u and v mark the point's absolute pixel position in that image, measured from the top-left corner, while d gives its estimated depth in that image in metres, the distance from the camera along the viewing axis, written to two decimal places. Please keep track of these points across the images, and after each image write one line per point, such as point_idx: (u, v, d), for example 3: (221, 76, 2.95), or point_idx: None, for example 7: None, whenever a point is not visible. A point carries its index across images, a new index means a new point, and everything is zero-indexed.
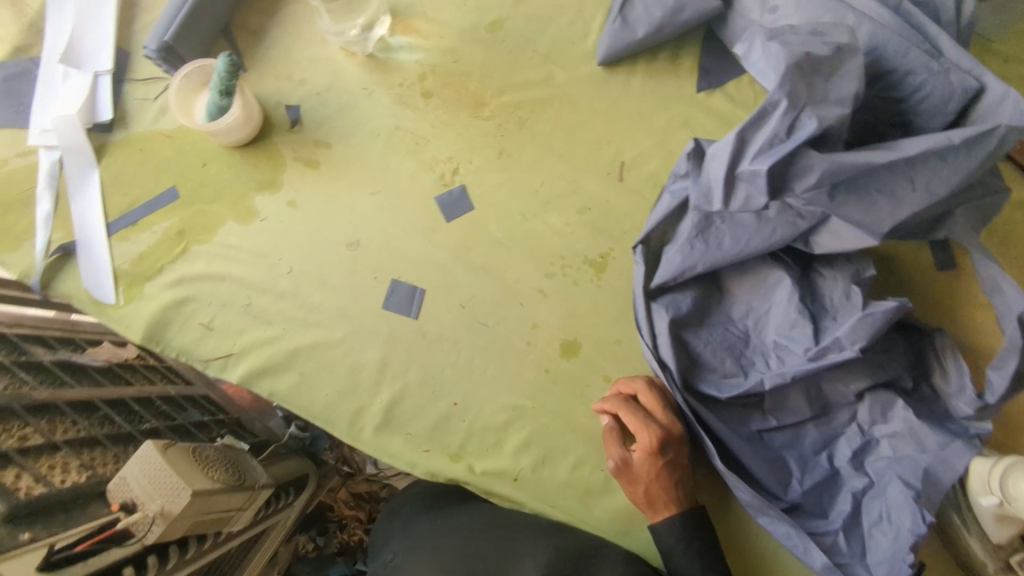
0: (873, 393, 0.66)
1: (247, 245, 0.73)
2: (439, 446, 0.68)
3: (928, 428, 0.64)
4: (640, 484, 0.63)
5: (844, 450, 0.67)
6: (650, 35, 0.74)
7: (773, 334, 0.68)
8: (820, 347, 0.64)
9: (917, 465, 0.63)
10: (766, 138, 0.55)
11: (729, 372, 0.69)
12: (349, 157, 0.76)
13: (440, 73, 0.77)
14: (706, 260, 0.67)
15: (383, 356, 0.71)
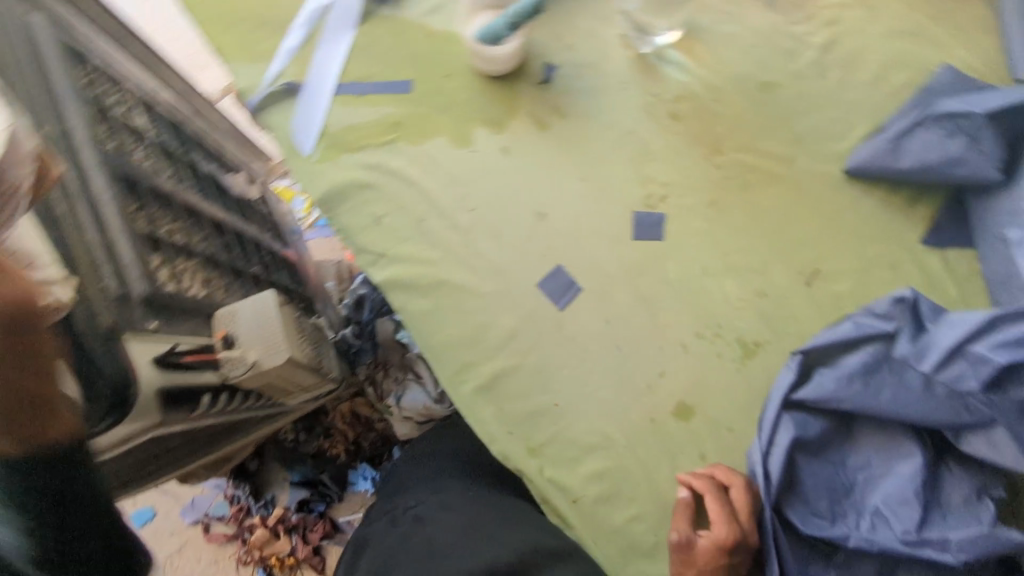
0: None
1: (447, 166, 0.73)
2: (523, 435, 0.70)
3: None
4: (693, 567, 0.64)
5: None
6: (911, 171, 0.73)
7: (877, 501, 0.68)
8: (920, 537, 0.65)
9: None
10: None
11: (820, 512, 0.68)
12: (575, 135, 0.75)
13: (696, 104, 0.76)
14: (858, 403, 0.66)
15: (515, 329, 0.71)
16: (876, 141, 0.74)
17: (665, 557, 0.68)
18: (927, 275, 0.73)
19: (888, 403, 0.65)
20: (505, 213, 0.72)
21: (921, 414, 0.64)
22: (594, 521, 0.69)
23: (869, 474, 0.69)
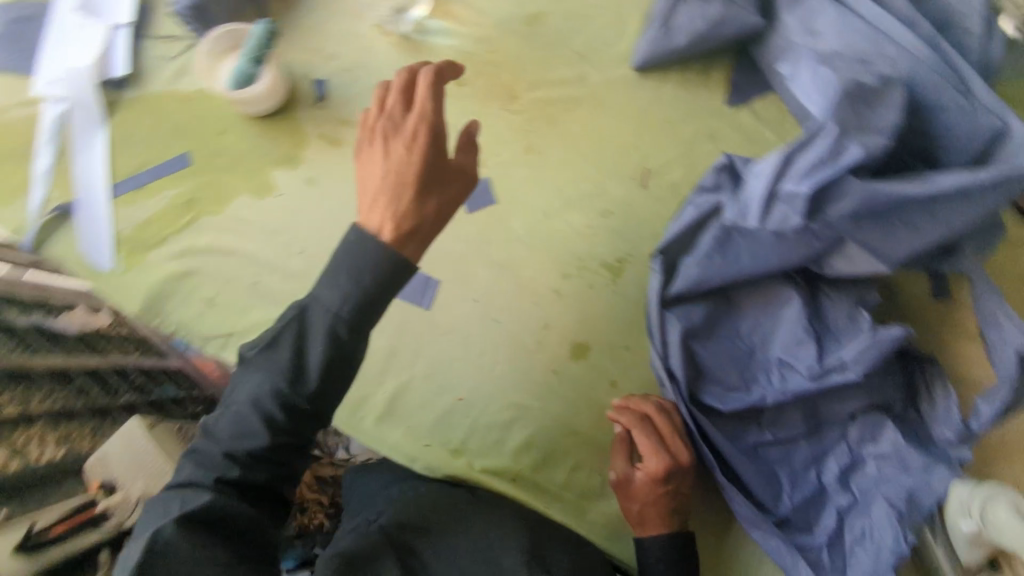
0: (866, 414, 0.71)
1: (259, 221, 0.71)
2: (441, 441, 0.71)
3: (920, 451, 0.69)
4: (634, 502, 0.65)
5: (832, 468, 0.71)
6: (689, 45, 0.74)
7: (778, 352, 0.71)
8: (823, 368, 0.68)
9: (901, 487, 0.68)
10: (817, 167, 0.54)
11: (733, 385, 0.71)
12: None
13: (475, 63, 0.75)
14: (723, 275, 0.68)
15: (392, 346, 0.72)
16: (652, 28, 0.75)
17: None
18: (744, 133, 0.75)
19: (745, 262, 0.68)
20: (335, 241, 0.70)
21: (778, 261, 0.67)
22: (540, 488, 0.70)
23: (763, 332, 0.71)
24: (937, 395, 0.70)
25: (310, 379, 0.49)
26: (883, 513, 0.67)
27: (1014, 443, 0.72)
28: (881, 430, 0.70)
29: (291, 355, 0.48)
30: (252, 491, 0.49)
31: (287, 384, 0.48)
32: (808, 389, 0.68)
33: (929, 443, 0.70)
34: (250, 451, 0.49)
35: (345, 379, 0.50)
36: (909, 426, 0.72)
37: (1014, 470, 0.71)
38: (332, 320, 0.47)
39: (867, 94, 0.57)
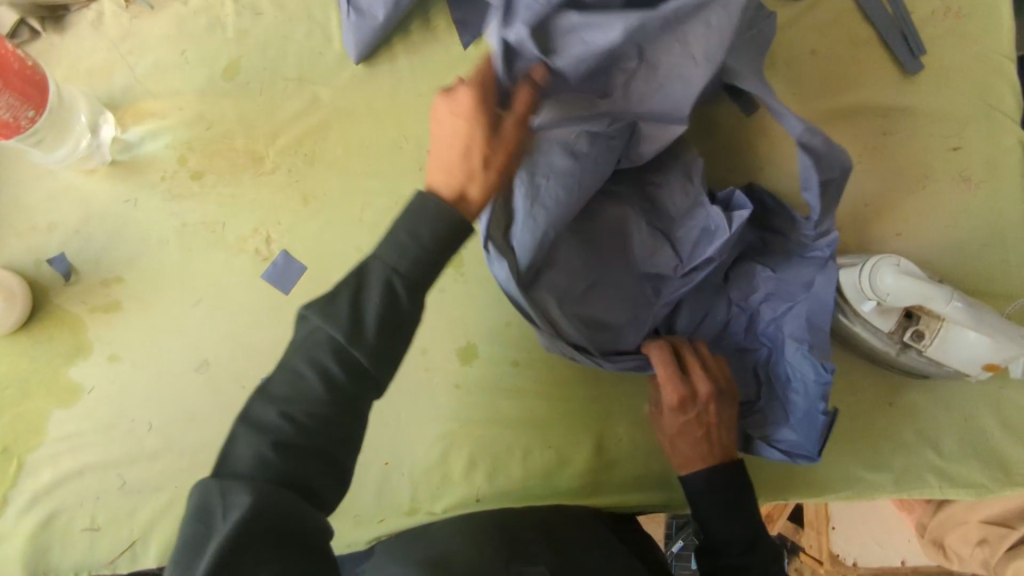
0: (734, 269, 0.70)
1: (88, 425, 0.64)
2: (392, 508, 0.67)
3: (800, 268, 0.66)
4: (665, 436, 0.64)
5: (737, 330, 0.70)
6: (392, 14, 0.67)
7: (641, 266, 0.67)
8: (688, 264, 0.66)
9: (798, 317, 0.66)
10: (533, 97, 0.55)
11: (626, 319, 0.66)
12: (147, 281, 0.66)
13: (201, 146, 0.68)
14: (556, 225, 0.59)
15: None
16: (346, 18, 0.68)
17: (572, 450, 0.69)
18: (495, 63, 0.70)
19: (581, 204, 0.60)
20: (175, 400, 0.65)
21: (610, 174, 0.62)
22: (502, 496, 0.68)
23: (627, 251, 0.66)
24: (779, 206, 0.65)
25: (367, 333, 0.45)
26: (798, 350, 0.65)
27: (876, 204, 0.75)
28: (755, 275, 0.69)
29: (341, 310, 0.45)
30: (321, 453, 0.44)
31: (346, 338, 0.44)
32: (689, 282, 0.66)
33: (809, 256, 0.66)
34: (310, 412, 0.44)
35: (397, 350, 0.47)
36: (780, 250, 0.68)
37: (886, 227, 0.75)
38: (386, 272, 0.47)
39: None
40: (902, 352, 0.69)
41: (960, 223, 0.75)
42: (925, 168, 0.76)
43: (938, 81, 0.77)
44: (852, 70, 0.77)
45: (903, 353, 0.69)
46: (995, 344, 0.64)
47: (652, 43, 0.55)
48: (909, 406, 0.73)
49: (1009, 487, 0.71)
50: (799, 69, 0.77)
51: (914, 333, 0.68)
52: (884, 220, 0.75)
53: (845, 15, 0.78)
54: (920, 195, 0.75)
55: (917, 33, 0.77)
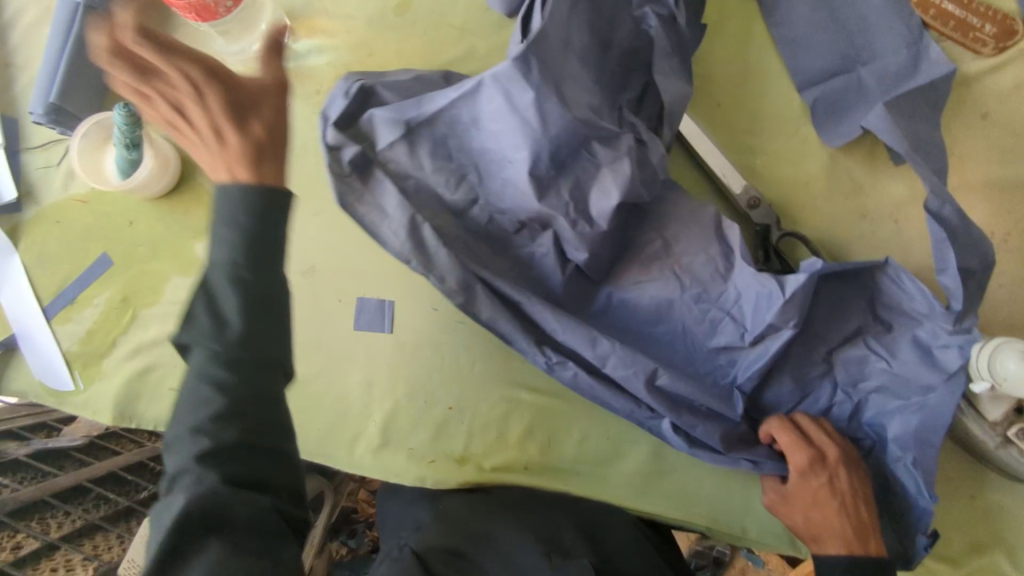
0: (842, 353, 0.65)
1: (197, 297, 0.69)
2: (444, 453, 0.68)
3: (925, 371, 0.62)
4: (799, 514, 0.61)
5: (838, 419, 0.66)
6: None
7: (713, 345, 0.61)
8: (757, 334, 0.59)
9: (912, 417, 0.62)
10: (554, 324, 0.59)
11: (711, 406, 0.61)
12: (280, 182, 0.71)
13: (357, 72, 0.72)
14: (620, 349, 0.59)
15: (367, 378, 0.69)
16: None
17: (629, 448, 0.68)
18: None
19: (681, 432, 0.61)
20: None
21: (676, 349, 0.62)
22: (548, 470, 0.68)
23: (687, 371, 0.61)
24: (913, 289, 0.62)
25: (233, 328, 0.38)
26: (903, 458, 0.63)
27: (1011, 286, 0.70)
28: (869, 363, 0.64)
29: (225, 296, 0.38)
30: (227, 458, 0.38)
31: (212, 339, 0.38)
32: (771, 356, 0.58)
33: (936, 363, 0.61)
34: (215, 416, 0.38)
35: (271, 337, 0.40)
36: (900, 337, 0.64)
37: (1016, 313, 0.70)
38: (233, 273, 0.38)
39: (448, 204, 0.61)
40: (1001, 446, 0.65)
41: None
42: None
43: None
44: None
45: (1002, 448, 0.65)
46: None
47: (570, 94, 0.54)
48: (992, 505, 0.68)
49: None
50: (965, 127, 0.73)
51: (1020, 431, 0.63)
52: (1019, 306, 0.70)
53: None
54: None
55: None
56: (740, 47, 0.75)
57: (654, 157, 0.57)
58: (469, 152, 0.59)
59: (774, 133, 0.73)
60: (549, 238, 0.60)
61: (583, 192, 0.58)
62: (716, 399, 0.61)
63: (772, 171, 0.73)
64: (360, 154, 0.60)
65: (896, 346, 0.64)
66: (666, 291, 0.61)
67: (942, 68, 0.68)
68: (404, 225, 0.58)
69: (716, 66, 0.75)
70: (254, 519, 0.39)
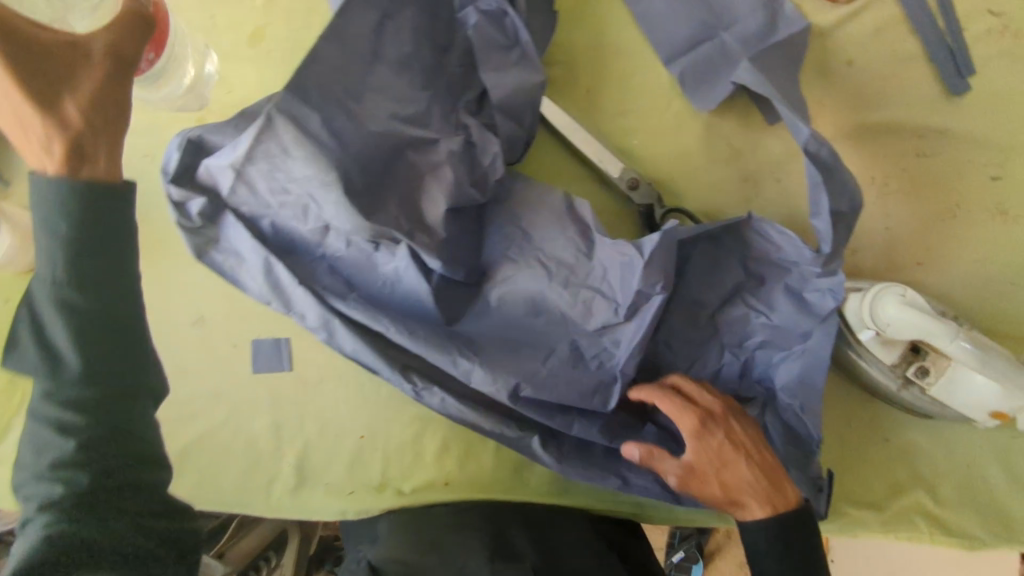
0: (723, 314, 0.67)
1: None
2: (362, 482, 0.67)
3: (801, 317, 0.64)
4: (710, 484, 0.60)
5: (730, 377, 0.68)
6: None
7: (590, 326, 0.62)
8: (630, 304, 0.61)
9: (794, 365, 0.64)
10: (412, 347, 0.61)
11: (592, 388, 0.62)
12: (157, 236, 0.70)
13: (220, 111, 0.70)
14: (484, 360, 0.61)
15: (274, 420, 0.68)
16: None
17: None
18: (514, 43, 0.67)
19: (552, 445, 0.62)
20: (171, 352, 0.68)
21: (554, 340, 0.63)
22: (470, 482, 0.68)
23: (572, 366, 0.62)
24: (781, 239, 0.63)
25: (66, 360, 0.44)
26: (793, 405, 0.65)
27: (898, 228, 0.71)
28: (751, 320, 0.66)
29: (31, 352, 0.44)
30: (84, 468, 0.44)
31: (47, 383, 0.44)
32: (646, 325, 0.60)
33: (810, 308, 0.64)
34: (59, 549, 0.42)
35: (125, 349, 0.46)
36: (774, 288, 0.66)
37: (905, 254, 0.71)
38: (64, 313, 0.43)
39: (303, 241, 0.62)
40: (903, 388, 0.66)
41: (988, 257, 0.70)
42: (958, 196, 0.71)
43: (986, 104, 0.72)
44: (894, 83, 0.72)
45: (905, 390, 0.66)
46: (1004, 391, 0.61)
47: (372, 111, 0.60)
48: (907, 444, 0.69)
49: (1005, 543, 0.67)
50: (832, 77, 0.73)
51: (918, 368, 0.64)
52: (907, 246, 0.71)
53: (896, 22, 0.72)
54: (949, 224, 0.71)
55: (969, 51, 0.72)
56: (602, 27, 0.73)
57: (484, 164, 0.64)
58: (298, 182, 0.58)
59: (646, 112, 0.71)
60: (404, 252, 0.61)
61: (413, 205, 0.62)
62: (600, 383, 0.62)
63: (649, 153, 0.71)
64: (210, 204, 0.62)
65: (775, 301, 0.65)
66: (534, 286, 0.63)
67: (797, 24, 0.69)
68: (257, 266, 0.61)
69: (580, 51, 0.73)
70: (129, 482, 0.46)
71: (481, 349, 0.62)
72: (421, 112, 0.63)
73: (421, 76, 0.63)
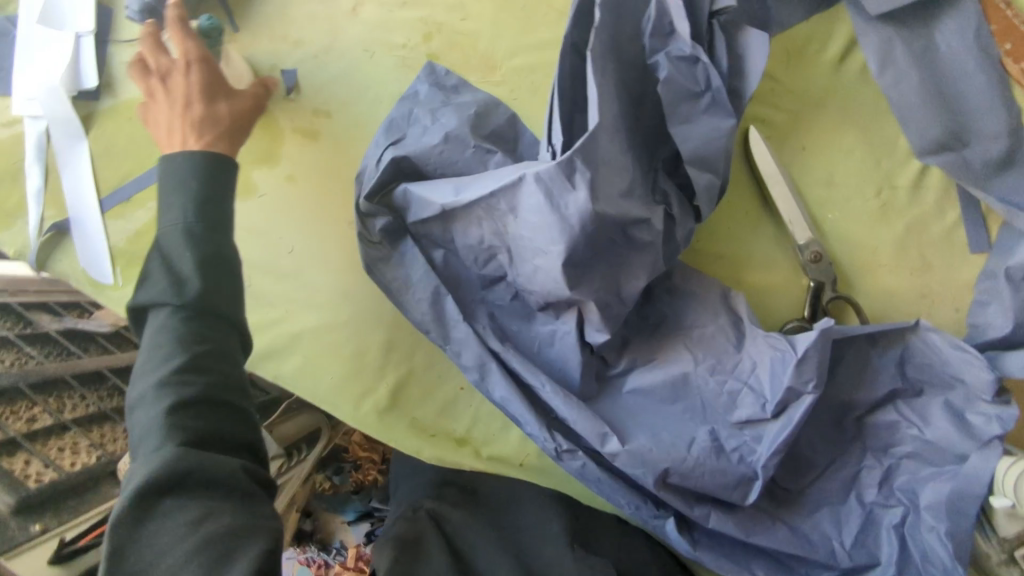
0: (878, 410, 0.65)
1: (245, 222, 0.70)
2: (447, 429, 0.68)
3: (958, 436, 0.62)
4: None
5: (870, 484, 0.65)
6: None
7: (732, 420, 0.64)
8: (777, 403, 0.63)
9: (947, 478, 0.62)
10: (566, 412, 0.62)
11: (729, 483, 0.63)
12: (350, 126, 0.70)
13: (447, 34, 0.71)
14: (630, 448, 0.62)
15: (389, 339, 0.69)
16: None
17: None
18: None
19: (684, 533, 0.64)
20: (322, 238, 0.69)
21: (692, 427, 0.64)
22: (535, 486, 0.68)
23: (714, 457, 0.63)
24: (959, 358, 0.62)
25: (191, 288, 0.49)
26: (937, 526, 0.61)
27: None
28: (900, 430, 0.64)
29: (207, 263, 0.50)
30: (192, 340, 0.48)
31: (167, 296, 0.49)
32: (794, 425, 0.61)
33: (971, 431, 0.61)
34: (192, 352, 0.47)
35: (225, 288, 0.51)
36: (930, 399, 0.64)
37: None
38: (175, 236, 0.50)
39: (475, 279, 0.65)
40: (1003, 564, 0.62)
41: None
42: None
43: None
44: None
45: (1003, 566, 0.62)
46: None
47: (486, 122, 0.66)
48: None
49: None
50: None
51: None
52: None
53: None
54: None
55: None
56: (841, 94, 0.70)
57: (644, 238, 0.59)
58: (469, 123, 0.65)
59: (851, 192, 0.69)
60: (572, 319, 0.63)
61: (615, 277, 0.59)
62: (739, 478, 0.63)
63: (838, 234, 0.69)
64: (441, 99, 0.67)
65: (930, 414, 0.64)
66: (682, 365, 0.66)
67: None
68: (482, 253, 0.61)
69: (809, 108, 0.70)
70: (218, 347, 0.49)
71: (626, 435, 0.64)
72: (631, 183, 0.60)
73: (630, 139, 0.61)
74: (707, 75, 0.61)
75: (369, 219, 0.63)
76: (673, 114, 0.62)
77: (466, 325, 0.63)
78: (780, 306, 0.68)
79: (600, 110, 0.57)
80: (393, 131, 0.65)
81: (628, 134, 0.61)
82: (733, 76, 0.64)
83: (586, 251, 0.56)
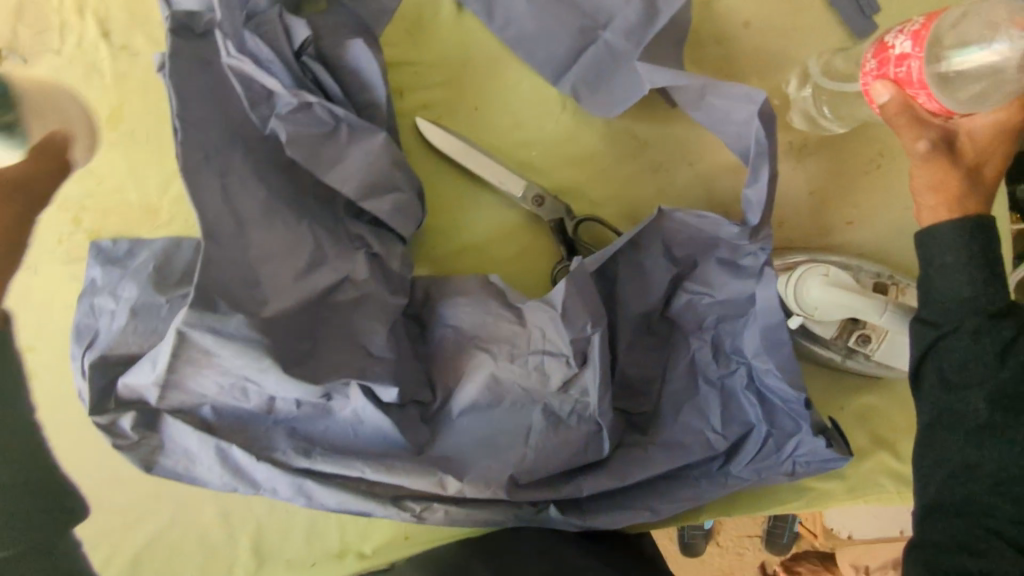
0: (675, 299, 0.66)
1: (22, 491, 0.66)
2: (323, 551, 0.67)
3: (739, 283, 0.64)
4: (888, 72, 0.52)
5: (707, 362, 0.67)
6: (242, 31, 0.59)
7: (552, 389, 0.64)
8: (577, 354, 0.62)
9: (755, 325, 0.62)
10: (399, 479, 0.62)
11: (580, 446, 0.64)
12: (59, 346, 0.66)
13: (92, 203, 0.66)
14: (472, 476, 0.62)
15: (221, 509, 0.66)
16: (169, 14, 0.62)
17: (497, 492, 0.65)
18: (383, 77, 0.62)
19: (569, 512, 0.64)
20: (101, 461, 0.66)
21: (526, 416, 0.65)
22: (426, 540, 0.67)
23: (554, 433, 0.64)
24: (707, 222, 0.61)
25: None
26: (768, 369, 0.62)
27: (823, 191, 0.67)
28: (698, 304, 0.66)
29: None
30: None
31: None
32: (601, 367, 0.61)
33: (745, 272, 0.63)
34: None
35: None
36: (708, 263, 0.65)
37: (838, 214, 0.67)
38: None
39: (252, 413, 0.63)
40: (847, 357, 0.65)
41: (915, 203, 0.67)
42: (882, 142, 0.67)
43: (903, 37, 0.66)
44: (799, 36, 0.67)
45: (849, 359, 0.65)
46: None
47: (164, 269, 0.62)
48: (864, 407, 0.68)
49: None
50: (735, 42, 0.67)
51: (859, 338, 0.63)
52: (835, 205, 0.68)
53: None
54: (875, 176, 0.68)
55: None
56: (478, 35, 0.67)
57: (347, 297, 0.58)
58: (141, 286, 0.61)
59: (541, 119, 0.67)
60: (356, 393, 0.62)
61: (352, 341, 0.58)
62: (587, 436, 0.64)
63: (552, 163, 0.67)
64: (107, 273, 0.63)
65: (711, 276, 0.65)
66: (485, 367, 0.65)
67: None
68: (230, 391, 0.60)
69: (460, 64, 0.67)
70: None
71: (469, 463, 0.64)
72: (316, 252, 0.58)
73: (292, 210, 0.58)
74: (327, 110, 0.58)
75: (111, 427, 0.60)
76: (318, 163, 0.59)
77: (265, 462, 0.61)
78: (539, 261, 0.67)
79: (240, 210, 0.55)
80: (86, 335, 0.61)
81: (290, 207, 0.58)
82: (357, 93, 0.62)
83: (303, 342, 0.56)
